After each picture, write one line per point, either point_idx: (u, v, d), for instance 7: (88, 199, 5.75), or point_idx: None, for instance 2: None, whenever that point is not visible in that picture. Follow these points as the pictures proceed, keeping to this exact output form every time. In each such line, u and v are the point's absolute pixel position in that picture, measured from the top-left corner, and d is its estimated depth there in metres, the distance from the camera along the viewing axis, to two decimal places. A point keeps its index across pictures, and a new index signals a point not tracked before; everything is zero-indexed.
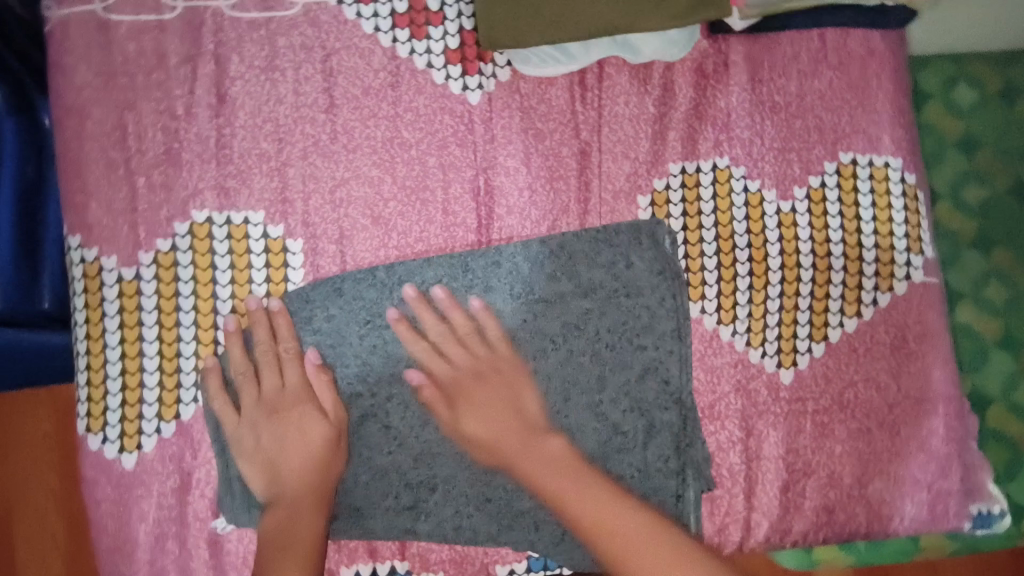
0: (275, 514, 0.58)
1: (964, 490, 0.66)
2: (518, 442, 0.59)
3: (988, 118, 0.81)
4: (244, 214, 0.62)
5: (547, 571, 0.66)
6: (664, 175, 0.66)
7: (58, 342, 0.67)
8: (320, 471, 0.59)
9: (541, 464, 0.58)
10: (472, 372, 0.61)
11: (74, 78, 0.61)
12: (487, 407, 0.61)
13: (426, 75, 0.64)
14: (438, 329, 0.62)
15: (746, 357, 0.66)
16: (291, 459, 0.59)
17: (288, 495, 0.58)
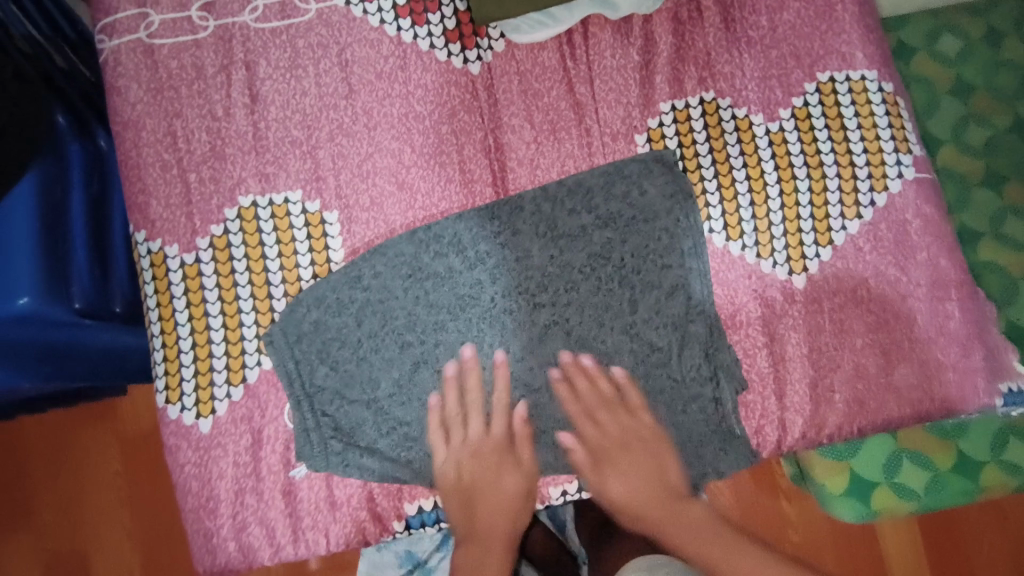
0: (470, 548, 0.68)
1: (991, 368, 0.69)
2: (659, 505, 0.68)
3: (976, 64, 0.90)
4: (284, 195, 0.69)
5: (599, 488, 0.70)
6: (656, 114, 0.72)
7: (121, 339, 0.76)
8: (508, 510, 0.68)
9: (682, 527, 0.68)
10: (605, 447, 0.68)
11: (129, 96, 0.70)
12: (632, 471, 0.68)
13: (430, 55, 0.72)
14: (614, 424, 0.67)
15: (759, 268, 0.70)
16: (488, 499, 0.68)
17: (483, 539, 0.68)
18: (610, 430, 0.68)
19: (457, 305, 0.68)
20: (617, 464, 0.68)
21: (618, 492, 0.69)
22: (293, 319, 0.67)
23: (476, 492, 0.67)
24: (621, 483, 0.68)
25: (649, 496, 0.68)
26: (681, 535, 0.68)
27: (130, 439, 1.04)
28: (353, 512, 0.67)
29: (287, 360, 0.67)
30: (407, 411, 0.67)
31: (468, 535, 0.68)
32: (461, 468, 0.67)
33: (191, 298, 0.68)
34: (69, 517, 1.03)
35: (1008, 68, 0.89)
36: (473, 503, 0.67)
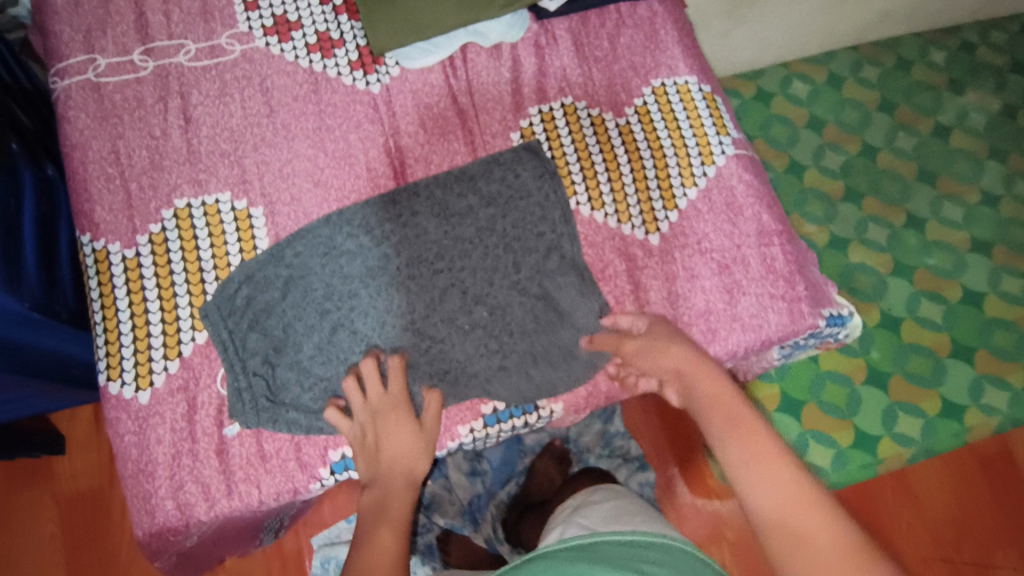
0: (372, 493, 0.70)
1: (813, 297, 0.84)
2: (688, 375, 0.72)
3: None
4: (215, 196, 0.81)
5: (503, 425, 0.80)
6: (527, 116, 0.89)
7: (49, 343, 0.82)
8: (410, 461, 0.72)
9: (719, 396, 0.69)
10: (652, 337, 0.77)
11: (77, 124, 0.82)
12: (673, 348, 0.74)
13: (338, 80, 0.88)
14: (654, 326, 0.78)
15: (620, 231, 0.85)
16: (389, 452, 0.72)
17: (385, 481, 0.71)
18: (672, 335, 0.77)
19: (368, 275, 0.80)
20: (659, 332, 0.77)
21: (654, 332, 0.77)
22: (225, 294, 0.77)
23: (383, 443, 0.72)
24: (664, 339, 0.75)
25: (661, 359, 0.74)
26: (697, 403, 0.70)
27: (63, 500, 1.15)
28: (282, 463, 0.74)
29: (222, 330, 0.76)
30: (329, 368, 0.76)
31: (376, 474, 0.71)
32: (376, 416, 0.73)
33: (131, 287, 0.77)
34: None
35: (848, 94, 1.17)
36: (376, 455, 0.72)
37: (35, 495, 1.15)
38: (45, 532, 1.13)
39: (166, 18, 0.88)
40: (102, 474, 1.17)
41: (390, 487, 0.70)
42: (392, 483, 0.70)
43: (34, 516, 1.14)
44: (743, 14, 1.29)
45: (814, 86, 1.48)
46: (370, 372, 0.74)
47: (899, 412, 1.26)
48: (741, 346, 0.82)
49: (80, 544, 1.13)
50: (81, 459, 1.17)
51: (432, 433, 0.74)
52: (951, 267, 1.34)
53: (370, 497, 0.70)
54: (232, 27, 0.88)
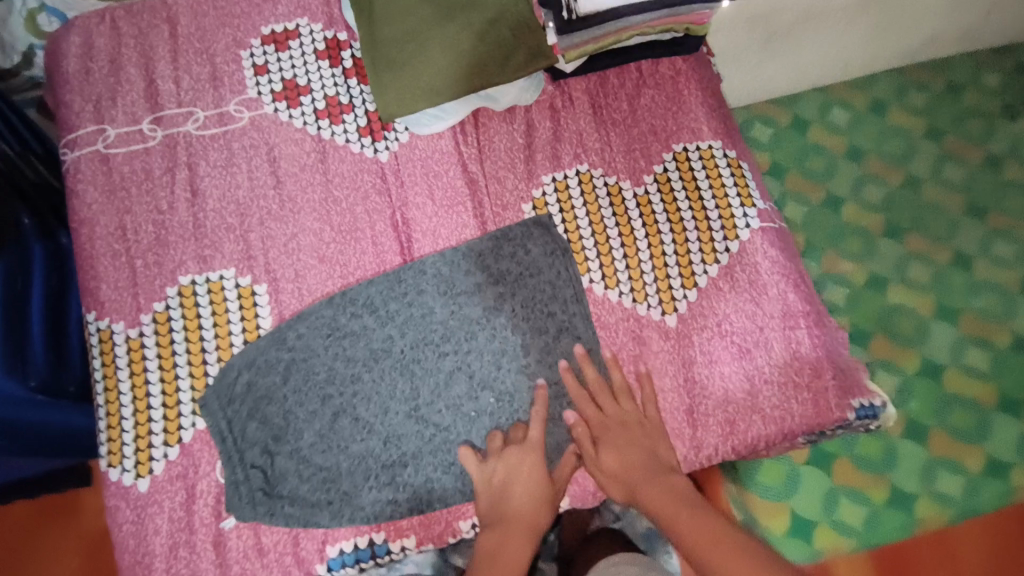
0: (490, 534, 0.72)
1: (842, 385, 0.78)
2: (642, 474, 0.73)
3: (785, 150, 1.37)
4: (219, 272, 0.80)
5: None
6: (540, 185, 0.85)
7: (57, 418, 0.82)
8: (534, 513, 0.73)
9: (661, 496, 0.71)
10: (611, 423, 0.76)
11: (86, 198, 0.82)
12: (627, 444, 0.74)
13: (346, 148, 0.85)
14: (616, 407, 0.76)
15: (635, 310, 0.80)
16: (515, 502, 0.73)
17: (506, 525, 0.72)
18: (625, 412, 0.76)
19: (371, 358, 0.77)
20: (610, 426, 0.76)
21: (603, 430, 0.76)
22: (225, 381, 0.75)
23: (514, 487, 0.73)
24: (615, 432, 0.75)
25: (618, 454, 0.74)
26: (659, 499, 0.71)
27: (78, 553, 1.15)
28: (279, 557, 0.72)
29: (220, 419, 0.74)
30: (329, 457, 0.75)
31: (498, 516, 0.72)
32: (513, 463, 0.74)
33: (133, 369, 0.77)
34: None
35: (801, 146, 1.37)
36: (500, 505, 0.73)
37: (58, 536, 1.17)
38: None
39: (176, 86, 0.86)
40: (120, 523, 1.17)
41: (509, 535, 0.71)
42: (513, 533, 0.71)
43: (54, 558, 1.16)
44: (774, 44, 1.21)
45: (856, 113, 1.39)
46: (500, 436, 0.75)
47: (942, 470, 1.16)
48: (760, 439, 0.77)
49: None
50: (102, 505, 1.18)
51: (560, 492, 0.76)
52: (1003, 310, 1.24)
53: (487, 540, 0.71)
54: (241, 93, 0.86)
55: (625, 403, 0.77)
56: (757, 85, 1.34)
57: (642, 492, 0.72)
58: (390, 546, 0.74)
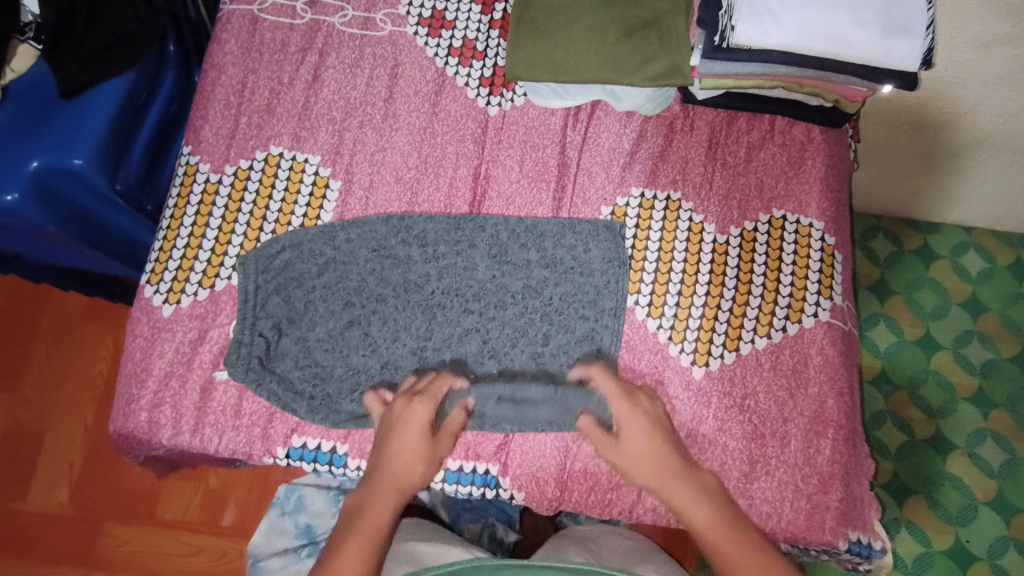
0: (361, 491, 0.71)
1: (845, 512, 0.72)
2: (674, 482, 0.70)
3: (899, 269, 1.28)
4: (306, 156, 0.84)
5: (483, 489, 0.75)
6: (626, 195, 0.83)
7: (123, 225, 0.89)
8: (411, 468, 0.70)
9: (693, 500, 0.69)
10: (642, 434, 0.71)
11: (225, 46, 0.88)
12: (658, 453, 0.70)
13: (463, 90, 0.87)
14: (651, 422, 0.71)
15: (666, 348, 0.78)
16: (392, 455, 0.71)
17: (375, 483, 0.70)
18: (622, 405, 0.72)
19: (402, 287, 0.79)
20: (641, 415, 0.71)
21: (632, 437, 0.71)
22: (268, 252, 0.78)
23: (395, 438, 0.71)
24: (640, 436, 0.71)
25: (646, 449, 0.70)
26: (699, 512, 0.68)
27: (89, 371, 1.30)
28: (249, 426, 0.75)
29: (250, 281, 0.77)
30: (330, 357, 0.77)
31: (373, 471, 0.71)
32: (393, 421, 0.71)
33: (201, 208, 0.82)
34: (38, 434, 1.27)
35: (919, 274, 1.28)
36: (381, 458, 0.71)
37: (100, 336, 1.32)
38: (95, 368, 1.30)
39: None
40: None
41: (370, 493, 0.70)
42: (381, 489, 0.70)
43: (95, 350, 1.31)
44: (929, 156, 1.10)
45: (990, 266, 1.28)
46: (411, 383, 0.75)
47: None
48: None
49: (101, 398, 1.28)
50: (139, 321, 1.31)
51: (443, 450, 0.72)
52: None
53: (356, 497, 0.71)
54: (392, 7, 0.90)
55: (642, 410, 0.72)
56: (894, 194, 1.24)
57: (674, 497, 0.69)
58: (348, 461, 0.76)
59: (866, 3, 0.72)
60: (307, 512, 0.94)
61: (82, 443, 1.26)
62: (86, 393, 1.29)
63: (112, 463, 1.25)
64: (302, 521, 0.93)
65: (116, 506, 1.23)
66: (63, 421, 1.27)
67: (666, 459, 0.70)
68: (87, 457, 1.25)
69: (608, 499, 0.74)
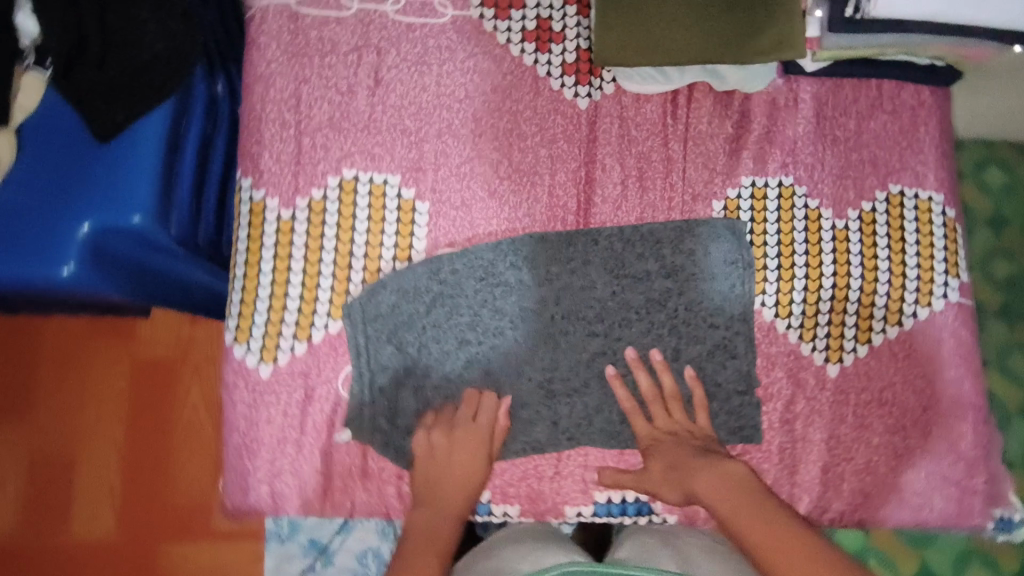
0: (422, 510, 0.67)
1: (990, 493, 0.74)
2: (701, 479, 0.67)
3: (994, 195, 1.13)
4: (384, 176, 0.74)
5: (611, 518, 0.74)
6: (737, 185, 0.77)
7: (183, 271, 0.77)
8: (468, 490, 0.69)
9: (718, 487, 0.66)
10: (660, 434, 0.71)
11: (266, 53, 0.75)
12: (679, 448, 0.70)
13: (546, 82, 0.77)
14: (666, 414, 0.72)
15: (798, 348, 0.75)
16: (449, 476, 0.68)
17: (436, 503, 0.67)
18: (657, 417, 0.72)
19: (519, 315, 0.73)
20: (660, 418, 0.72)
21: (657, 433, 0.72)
22: (372, 299, 0.71)
23: (449, 459, 0.69)
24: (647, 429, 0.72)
25: (670, 459, 0.69)
26: (717, 499, 0.65)
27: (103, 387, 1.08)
28: (381, 485, 0.71)
29: (359, 333, 0.71)
30: (453, 404, 0.72)
31: (430, 492, 0.68)
32: (445, 442, 0.69)
33: (278, 251, 0.72)
34: (66, 458, 1.07)
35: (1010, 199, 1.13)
36: (438, 480, 0.68)
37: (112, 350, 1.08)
38: (113, 379, 1.08)
39: None
40: (185, 349, 1.08)
41: (439, 513, 0.67)
42: (444, 509, 0.67)
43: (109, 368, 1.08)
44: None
45: None
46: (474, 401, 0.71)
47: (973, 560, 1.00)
48: (889, 520, 0.73)
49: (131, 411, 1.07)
50: (165, 325, 1.09)
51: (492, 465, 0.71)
52: None
53: (416, 518, 0.67)
54: None
55: (677, 415, 0.72)
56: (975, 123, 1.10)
57: (706, 497, 0.66)
58: (492, 507, 0.73)
59: None
60: (303, 530, 0.93)
61: (118, 465, 1.06)
62: (109, 415, 1.07)
63: (155, 484, 1.06)
64: (302, 538, 0.93)
65: (166, 527, 1.05)
66: (90, 448, 1.07)
67: (673, 455, 0.69)
68: (127, 482, 1.06)
69: None
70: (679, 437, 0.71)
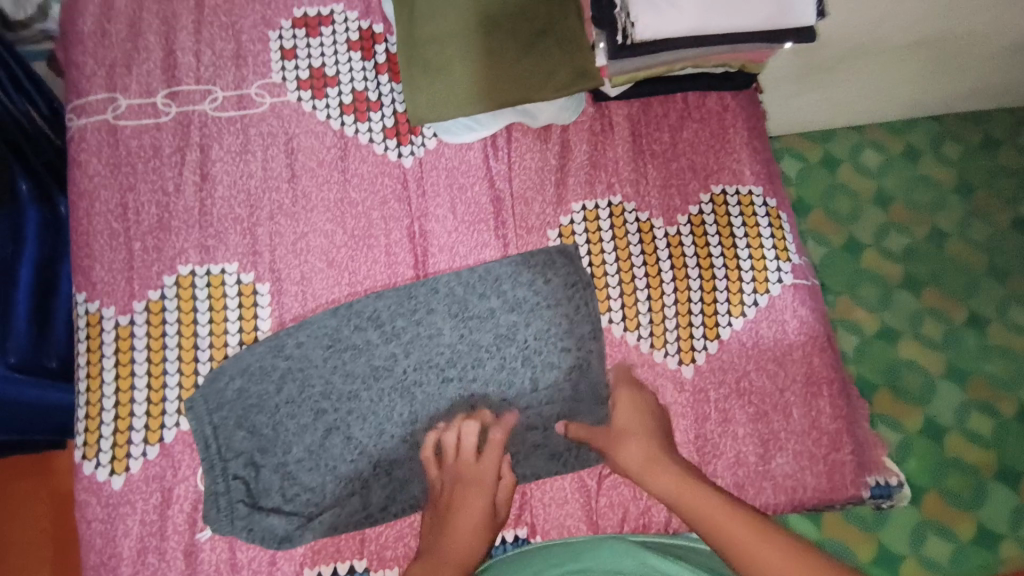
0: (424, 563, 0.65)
1: (859, 461, 0.76)
2: (656, 459, 0.68)
3: (815, 180, 1.21)
4: (221, 266, 0.75)
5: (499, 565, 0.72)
6: (568, 212, 0.80)
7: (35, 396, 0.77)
8: (474, 544, 0.66)
9: (671, 476, 0.66)
10: (625, 408, 0.73)
11: (88, 169, 0.77)
12: (643, 434, 0.70)
13: (369, 147, 0.80)
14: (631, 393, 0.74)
15: (651, 357, 0.77)
16: (457, 527, 0.66)
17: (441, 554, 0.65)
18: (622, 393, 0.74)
19: (371, 375, 0.74)
20: (625, 404, 0.73)
21: (623, 421, 0.72)
22: (216, 387, 0.71)
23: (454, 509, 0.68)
24: (634, 424, 0.71)
25: (632, 438, 0.70)
26: (675, 485, 0.65)
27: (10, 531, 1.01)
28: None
29: (206, 425, 0.71)
30: (316, 476, 0.72)
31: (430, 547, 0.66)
32: (455, 487, 0.69)
33: (120, 357, 0.72)
34: None
35: (835, 184, 1.21)
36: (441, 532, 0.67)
37: (20, 494, 1.02)
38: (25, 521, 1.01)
39: (196, 60, 0.81)
40: None
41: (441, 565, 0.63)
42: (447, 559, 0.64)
43: (28, 509, 1.02)
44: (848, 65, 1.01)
45: (887, 157, 1.23)
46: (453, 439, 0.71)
47: (929, 533, 1.05)
48: (770, 508, 0.74)
49: (47, 550, 1.01)
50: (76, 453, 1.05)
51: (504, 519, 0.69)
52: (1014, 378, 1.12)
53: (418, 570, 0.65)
54: (264, 76, 0.81)
55: (625, 393, 0.74)
56: (815, 112, 1.15)
57: (654, 482, 0.66)
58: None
59: None
60: None
61: None
62: (32, 558, 1.00)
63: None
64: None
65: None
66: None
67: (638, 434, 0.70)
68: None
69: (642, 525, 0.74)
70: (633, 417, 0.72)
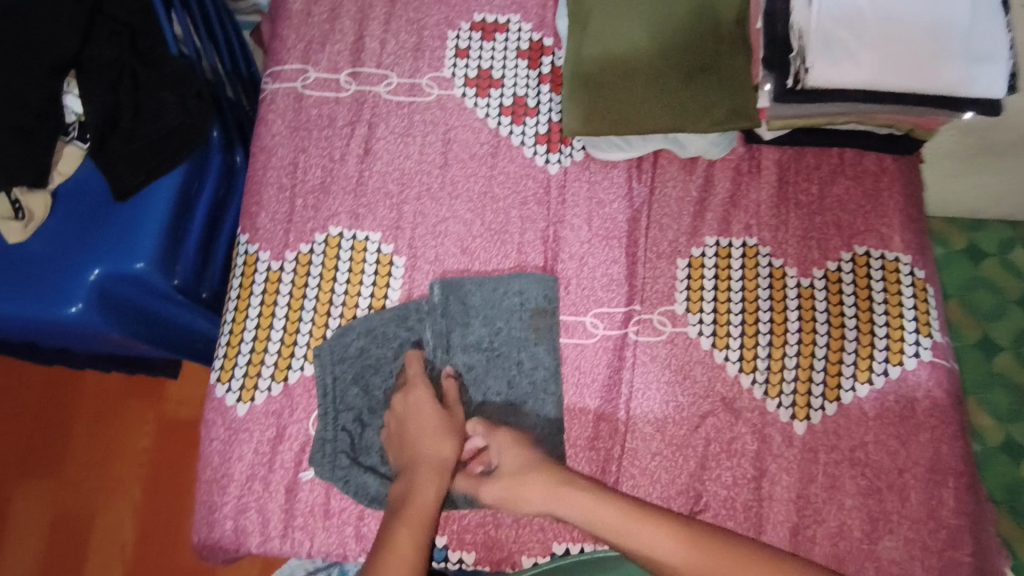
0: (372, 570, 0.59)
1: (978, 565, 0.69)
2: (560, 491, 0.66)
3: (957, 268, 1.13)
4: (367, 233, 0.81)
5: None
6: (701, 245, 0.80)
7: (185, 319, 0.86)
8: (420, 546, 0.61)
9: (585, 508, 0.64)
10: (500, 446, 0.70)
11: (272, 128, 0.86)
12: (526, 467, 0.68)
13: (520, 150, 0.84)
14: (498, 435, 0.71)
15: (764, 405, 0.74)
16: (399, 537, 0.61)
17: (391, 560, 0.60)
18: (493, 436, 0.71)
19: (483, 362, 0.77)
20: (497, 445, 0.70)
21: (507, 464, 0.69)
22: (343, 341, 0.76)
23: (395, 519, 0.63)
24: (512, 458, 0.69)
25: (522, 478, 0.67)
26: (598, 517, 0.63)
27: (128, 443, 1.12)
28: (341, 525, 0.73)
29: (328, 374, 0.75)
30: None
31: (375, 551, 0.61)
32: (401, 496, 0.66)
33: (265, 297, 0.79)
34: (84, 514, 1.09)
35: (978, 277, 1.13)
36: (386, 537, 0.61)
37: (141, 411, 1.13)
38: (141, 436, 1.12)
39: (380, 47, 0.89)
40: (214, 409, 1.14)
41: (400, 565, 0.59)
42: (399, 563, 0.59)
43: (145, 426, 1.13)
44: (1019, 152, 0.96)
45: None
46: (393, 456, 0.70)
47: None
48: None
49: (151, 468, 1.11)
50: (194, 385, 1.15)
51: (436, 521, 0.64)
52: None
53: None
54: (437, 70, 0.87)
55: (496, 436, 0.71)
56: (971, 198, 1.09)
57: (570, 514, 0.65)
58: (448, 553, 0.73)
59: (950, 33, 0.68)
60: None
61: (132, 521, 1.08)
62: (135, 472, 1.11)
63: (168, 544, 1.07)
64: None
65: None
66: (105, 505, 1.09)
67: (525, 473, 0.67)
68: (139, 539, 1.08)
69: None
70: (513, 454, 0.69)
